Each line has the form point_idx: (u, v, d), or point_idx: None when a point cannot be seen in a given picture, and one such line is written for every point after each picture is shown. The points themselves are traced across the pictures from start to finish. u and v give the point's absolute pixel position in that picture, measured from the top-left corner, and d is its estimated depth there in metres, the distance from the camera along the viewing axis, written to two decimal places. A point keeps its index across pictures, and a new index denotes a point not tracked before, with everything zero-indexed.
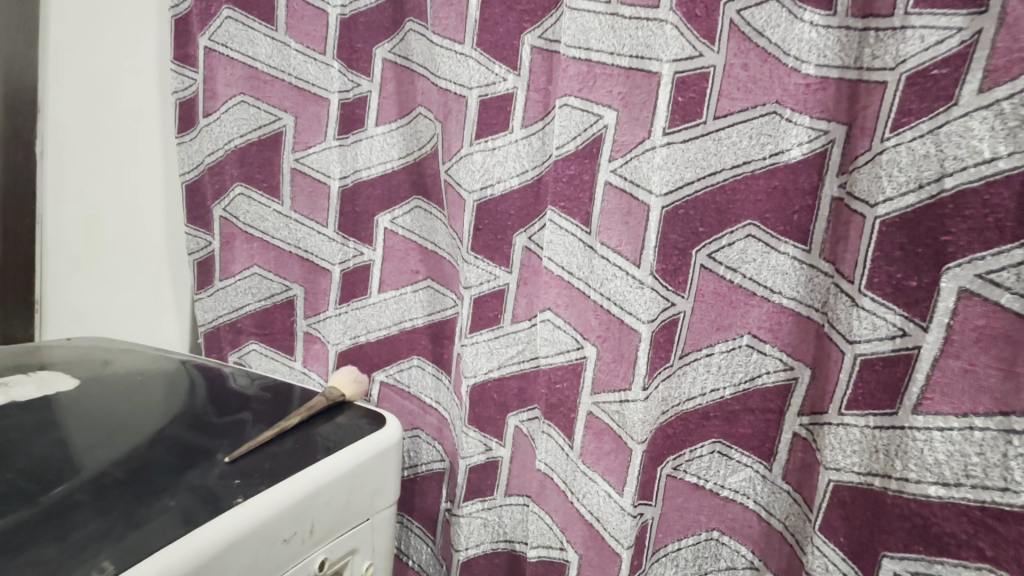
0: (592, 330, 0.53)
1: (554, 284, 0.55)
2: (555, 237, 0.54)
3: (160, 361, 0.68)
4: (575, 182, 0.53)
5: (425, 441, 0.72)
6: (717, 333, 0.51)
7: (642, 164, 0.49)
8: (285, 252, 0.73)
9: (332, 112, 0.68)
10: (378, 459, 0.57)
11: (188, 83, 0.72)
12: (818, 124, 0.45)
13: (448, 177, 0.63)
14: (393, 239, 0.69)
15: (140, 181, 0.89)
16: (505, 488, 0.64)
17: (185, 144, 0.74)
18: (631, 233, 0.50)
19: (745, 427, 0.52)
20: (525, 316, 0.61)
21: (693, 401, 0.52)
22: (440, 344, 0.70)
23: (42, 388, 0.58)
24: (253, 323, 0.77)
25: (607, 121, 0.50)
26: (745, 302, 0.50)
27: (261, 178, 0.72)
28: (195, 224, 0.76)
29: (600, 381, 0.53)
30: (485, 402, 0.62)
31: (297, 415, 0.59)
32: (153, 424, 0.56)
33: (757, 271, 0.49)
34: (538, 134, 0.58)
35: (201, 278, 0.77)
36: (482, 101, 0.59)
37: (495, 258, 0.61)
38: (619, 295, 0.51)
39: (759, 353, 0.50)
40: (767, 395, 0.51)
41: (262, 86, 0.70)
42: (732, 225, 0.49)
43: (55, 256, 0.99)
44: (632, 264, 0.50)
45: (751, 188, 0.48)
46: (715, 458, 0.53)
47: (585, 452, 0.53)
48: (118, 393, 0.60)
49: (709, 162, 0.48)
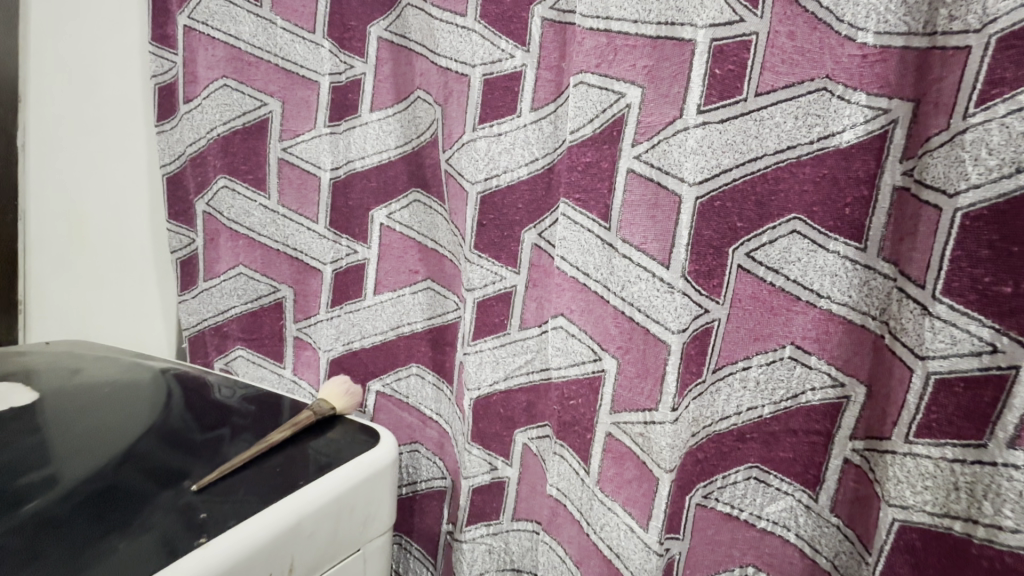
0: (612, 339, 0.46)
1: (567, 286, 0.48)
2: (569, 234, 0.48)
3: (135, 368, 0.62)
4: (591, 170, 0.46)
5: (424, 456, 0.66)
6: (755, 344, 0.45)
7: (671, 149, 0.42)
8: (273, 250, 0.68)
9: (322, 96, 0.62)
10: (367, 483, 0.51)
11: (166, 66, 0.66)
12: (876, 102, 0.39)
13: (449, 167, 0.57)
14: (389, 236, 0.63)
15: (124, 174, 0.83)
16: (512, 512, 0.58)
17: (165, 133, 0.68)
18: (658, 228, 0.44)
19: (785, 450, 0.46)
20: (534, 322, 0.54)
21: (727, 421, 0.46)
22: (441, 351, 0.64)
23: None
24: (239, 327, 0.71)
25: (630, 100, 0.44)
26: (788, 308, 0.43)
27: (246, 170, 0.66)
28: (177, 220, 0.70)
29: (620, 399, 0.46)
30: (490, 417, 0.56)
31: (286, 430, 0.53)
32: (117, 443, 0.50)
33: (802, 272, 0.43)
34: (550, 118, 0.51)
35: (184, 278, 0.71)
36: (486, 80, 0.53)
37: (502, 257, 0.54)
38: (644, 300, 0.44)
39: (803, 366, 0.44)
40: (812, 415, 0.44)
41: (247, 68, 0.64)
42: (774, 220, 0.43)
43: (39, 255, 0.93)
44: (659, 264, 0.43)
45: (797, 177, 0.42)
46: (751, 485, 0.47)
47: (603, 479, 0.47)
48: (82, 407, 0.54)
49: (749, 146, 0.41)
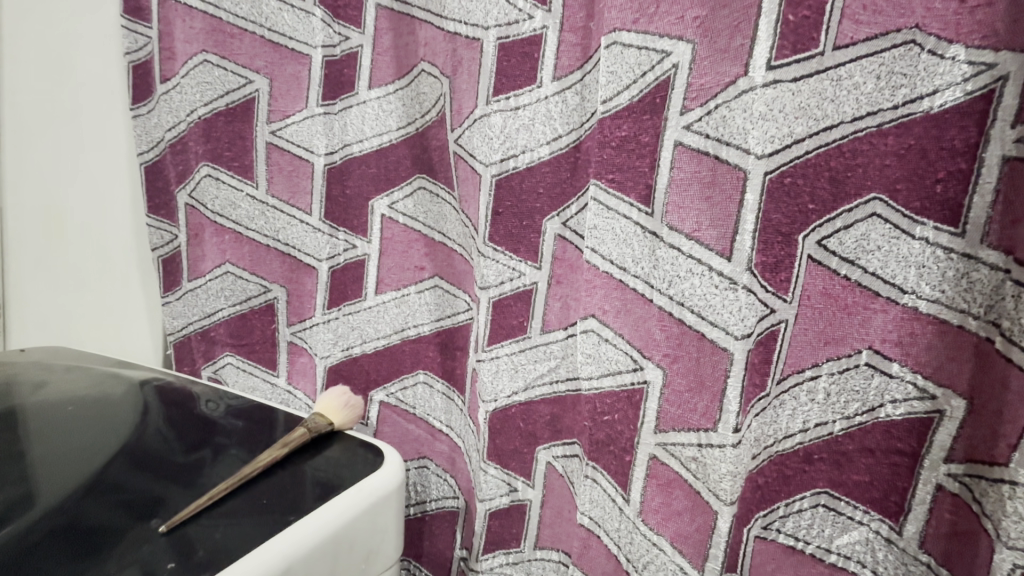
0: (656, 346, 0.39)
1: (598, 283, 0.41)
2: (600, 222, 0.40)
3: (107, 382, 0.55)
4: (628, 146, 0.39)
5: (434, 474, 0.60)
6: (825, 349, 0.38)
7: (733, 114, 0.35)
8: (262, 247, 0.61)
9: (314, 72, 0.55)
10: (371, 513, 0.44)
11: (141, 42, 0.59)
12: (978, 56, 0.32)
13: (458, 148, 0.50)
14: (392, 229, 0.56)
15: (104, 166, 0.77)
16: (535, 540, 0.51)
17: (142, 117, 0.61)
18: (715, 212, 0.37)
19: (860, 474, 0.39)
20: (558, 324, 0.47)
21: (791, 440, 0.40)
22: (451, 357, 0.57)
23: None
24: (228, 332, 0.64)
25: (678, 59, 0.36)
26: (864, 306, 0.37)
27: (231, 157, 0.59)
28: (158, 214, 0.63)
29: (667, 416, 0.39)
30: (508, 433, 0.50)
31: (283, 446, 0.47)
32: (80, 474, 0.43)
33: (883, 263, 0.36)
34: (575, 88, 0.44)
35: (166, 278, 0.65)
36: (500, 45, 0.45)
37: (521, 250, 0.48)
38: (697, 299, 0.37)
39: (883, 375, 0.37)
40: (893, 432, 0.37)
41: (228, 41, 0.57)
42: (850, 202, 0.36)
43: (17, 257, 0.86)
44: (718, 256, 0.37)
45: (878, 149, 0.34)
46: (820, 514, 0.40)
47: (646, 510, 0.40)
48: (43, 431, 0.47)
49: (825, 111, 0.34)
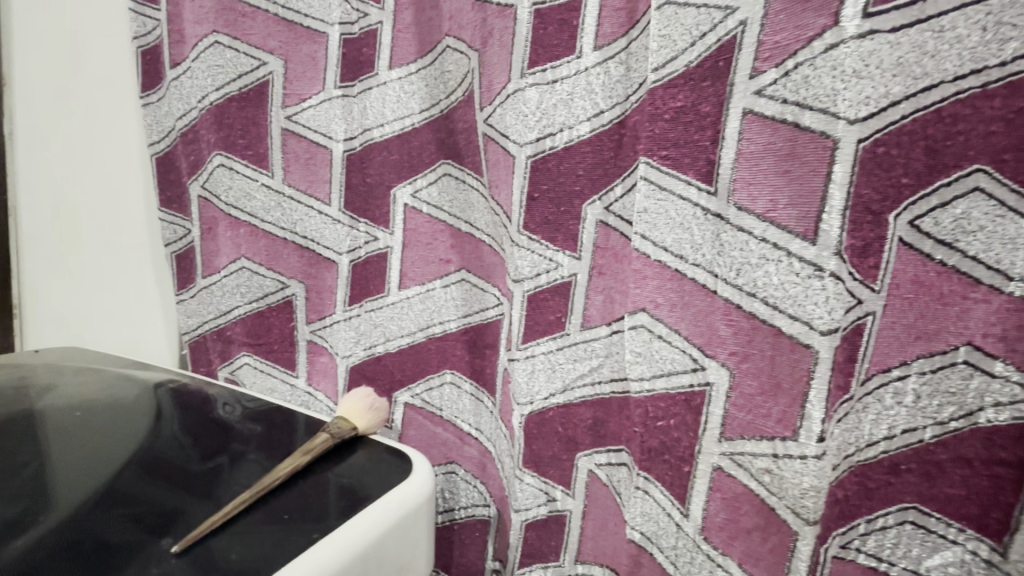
0: (721, 343, 0.35)
1: (651, 273, 0.36)
2: (651, 205, 0.36)
3: (117, 386, 0.53)
4: (685, 118, 0.34)
5: (463, 480, 0.56)
6: (915, 344, 0.34)
7: (819, 73, 0.30)
8: (279, 240, 0.57)
9: (331, 51, 0.51)
10: (402, 527, 0.40)
11: (150, 26, 0.57)
12: None
13: (488, 128, 0.46)
14: (416, 219, 0.52)
15: (117, 160, 0.74)
16: (575, 554, 0.48)
17: (152, 106, 0.59)
18: (793, 188, 0.32)
19: (954, 487, 0.34)
20: (601, 320, 0.43)
21: (875, 448, 0.35)
22: (479, 355, 0.54)
23: None
24: (245, 331, 0.61)
25: (746, 14, 0.32)
26: (963, 297, 0.32)
27: (245, 145, 0.56)
28: (170, 208, 0.61)
29: (734, 422, 0.35)
30: (546, 438, 0.46)
31: (305, 454, 0.43)
32: (84, 488, 0.39)
33: (986, 246, 0.31)
34: (619, 57, 0.39)
35: (181, 275, 0.62)
36: (536, 12, 0.41)
37: (559, 239, 0.43)
38: (772, 290, 0.33)
39: (985, 375, 0.32)
40: (995, 439, 0.32)
41: (240, 21, 0.53)
42: (949, 174, 0.31)
43: (32, 255, 0.84)
44: (799, 239, 0.32)
45: (982, 113, 0.29)
46: (907, 532, 0.35)
47: (709, 527, 0.36)
48: (49, 440, 0.44)
49: (924, 69, 0.29)
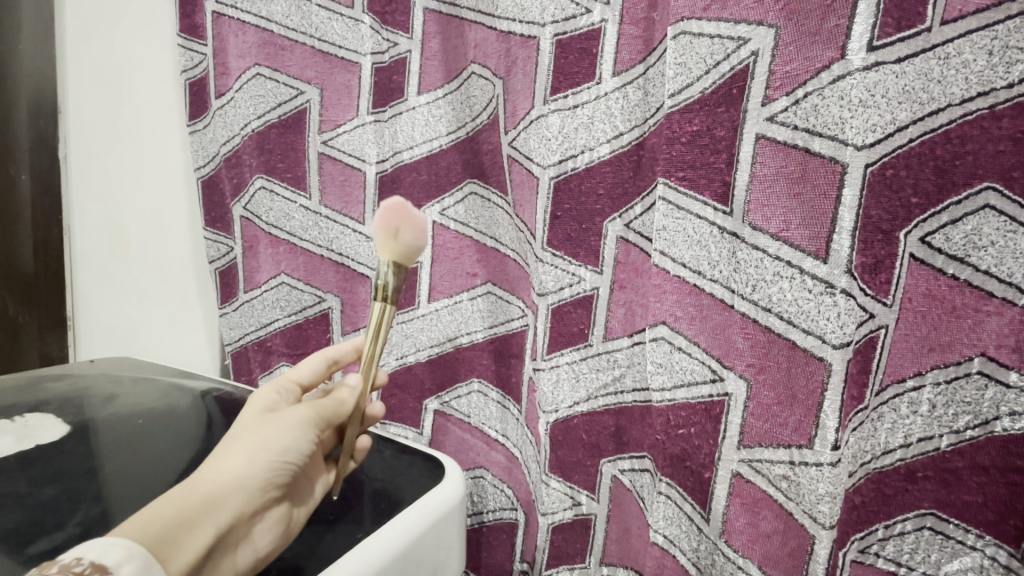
0: (739, 355, 0.36)
1: (670, 289, 0.38)
2: (669, 224, 0.38)
3: (170, 395, 0.57)
4: (700, 142, 0.36)
5: (490, 484, 0.58)
6: (929, 356, 0.35)
7: (828, 102, 0.32)
8: (316, 257, 0.61)
9: (363, 80, 0.54)
10: (435, 530, 0.43)
11: (196, 60, 0.61)
12: None
13: (513, 151, 0.48)
14: (443, 236, 0.55)
15: (163, 183, 0.79)
16: (600, 555, 0.50)
17: (198, 133, 0.63)
18: (805, 210, 0.33)
19: (969, 493, 0.35)
20: (623, 332, 0.45)
21: (891, 456, 0.36)
22: (505, 364, 0.56)
23: (22, 439, 0.46)
24: (283, 342, 0.65)
25: (757, 45, 0.34)
26: (974, 309, 0.33)
27: (284, 168, 0.60)
28: (214, 227, 0.65)
29: (752, 430, 0.37)
30: (571, 444, 0.48)
31: (357, 391, 0.41)
32: (149, 490, 0.42)
33: (997, 260, 0.32)
34: (637, 82, 0.42)
35: (224, 289, 0.66)
36: (558, 42, 0.44)
37: (580, 254, 0.46)
38: (788, 305, 0.34)
39: (999, 384, 0.33)
40: (1011, 448, 0.33)
41: (280, 54, 0.57)
42: (958, 193, 0.32)
43: (85, 270, 0.90)
44: (812, 257, 0.33)
45: (989, 134, 0.31)
46: (925, 538, 0.36)
47: (729, 530, 0.38)
48: (113, 444, 0.47)
49: (931, 94, 0.31)
